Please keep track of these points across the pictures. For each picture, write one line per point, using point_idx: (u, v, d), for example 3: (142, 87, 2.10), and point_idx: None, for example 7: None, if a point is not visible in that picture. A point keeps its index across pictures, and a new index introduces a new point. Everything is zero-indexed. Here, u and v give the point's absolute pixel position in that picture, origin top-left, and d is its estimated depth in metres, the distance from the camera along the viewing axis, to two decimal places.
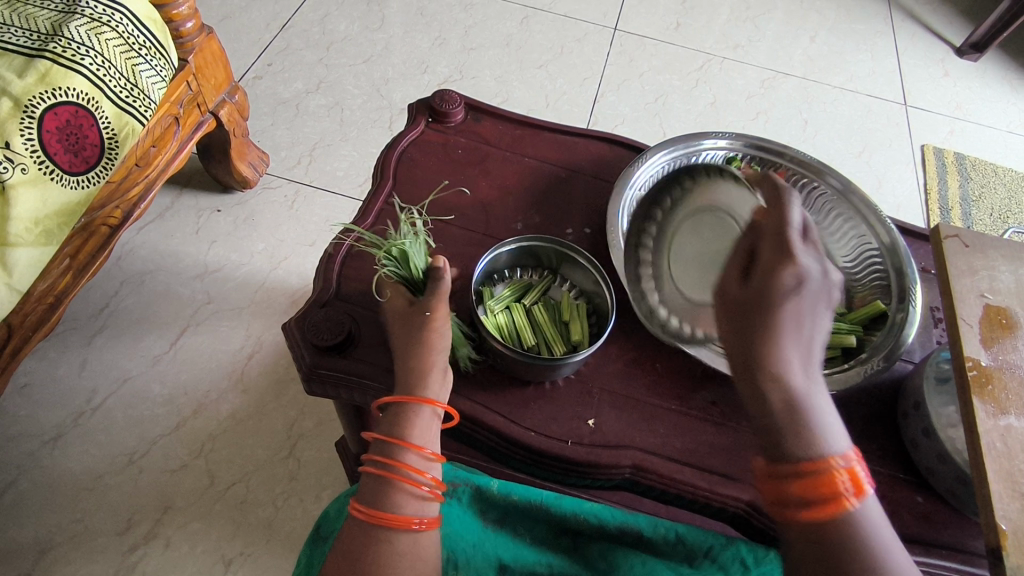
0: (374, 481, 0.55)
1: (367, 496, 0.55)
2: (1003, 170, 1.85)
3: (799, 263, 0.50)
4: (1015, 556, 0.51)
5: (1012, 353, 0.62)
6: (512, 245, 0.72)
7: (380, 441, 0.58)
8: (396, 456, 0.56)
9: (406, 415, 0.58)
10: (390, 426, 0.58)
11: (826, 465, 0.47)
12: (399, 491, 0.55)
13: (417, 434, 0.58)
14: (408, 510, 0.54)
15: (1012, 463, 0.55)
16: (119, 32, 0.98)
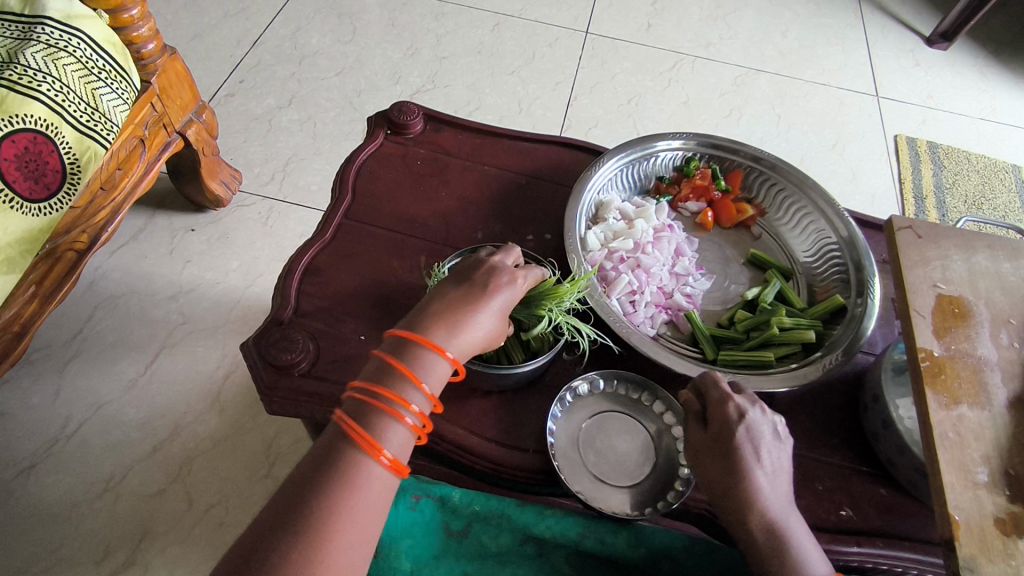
0: (365, 400, 0.53)
1: (353, 411, 0.53)
2: (975, 156, 1.86)
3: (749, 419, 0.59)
4: (967, 546, 0.51)
5: (965, 342, 0.62)
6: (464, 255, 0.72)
7: (383, 368, 0.55)
8: (394, 384, 0.54)
9: (422, 351, 0.56)
10: (399, 353, 0.56)
11: None
12: (385, 419, 0.52)
13: (423, 371, 0.55)
14: (392, 444, 0.52)
15: (965, 453, 0.55)
16: (76, 57, 0.97)
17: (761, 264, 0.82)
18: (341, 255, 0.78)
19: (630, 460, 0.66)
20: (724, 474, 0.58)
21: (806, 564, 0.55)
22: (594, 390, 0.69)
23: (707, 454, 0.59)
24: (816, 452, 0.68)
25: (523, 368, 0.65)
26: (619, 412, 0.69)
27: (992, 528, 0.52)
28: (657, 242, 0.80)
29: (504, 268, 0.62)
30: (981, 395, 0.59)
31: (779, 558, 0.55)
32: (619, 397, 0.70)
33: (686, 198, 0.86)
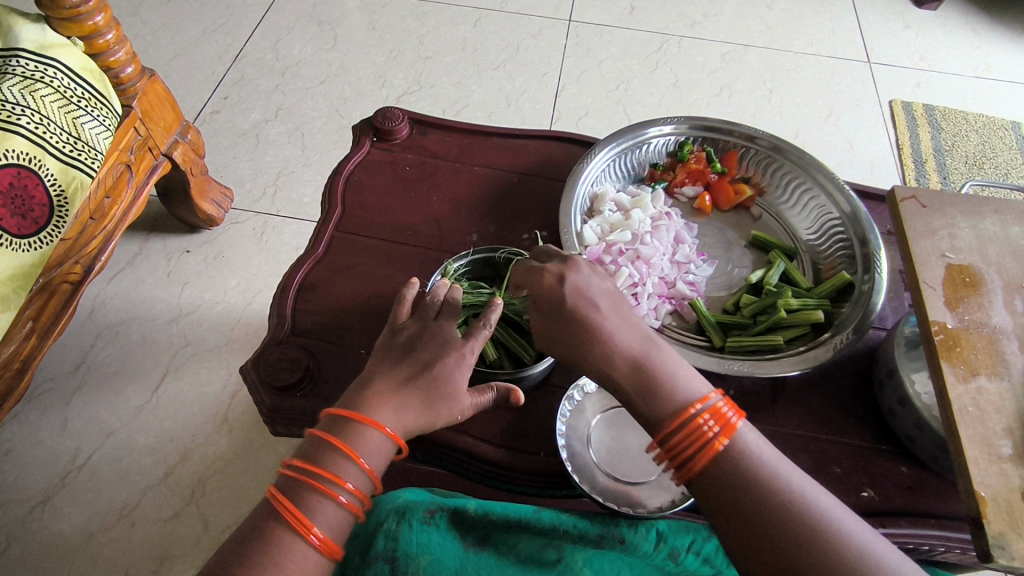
0: (299, 479, 0.52)
1: (286, 489, 0.51)
2: (973, 116, 1.83)
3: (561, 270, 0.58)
4: (997, 523, 0.49)
5: (978, 311, 0.60)
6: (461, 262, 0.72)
7: (317, 445, 0.54)
8: (328, 462, 0.52)
9: (359, 425, 0.54)
10: (335, 428, 0.54)
11: (689, 418, 0.50)
12: (319, 498, 0.51)
13: (361, 446, 0.53)
14: (321, 522, 0.50)
15: (987, 427, 0.53)
16: (54, 87, 0.96)
17: (764, 245, 0.80)
18: (335, 268, 0.76)
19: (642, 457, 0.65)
20: (567, 337, 0.55)
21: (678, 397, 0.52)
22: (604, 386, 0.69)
23: (548, 325, 0.57)
24: (833, 434, 0.66)
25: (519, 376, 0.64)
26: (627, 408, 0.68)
27: (1022, 501, 0.50)
28: (655, 231, 0.78)
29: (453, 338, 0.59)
30: (999, 364, 0.57)
31: (653, 396, 0.52)
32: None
33: (682, 183, 0.84)
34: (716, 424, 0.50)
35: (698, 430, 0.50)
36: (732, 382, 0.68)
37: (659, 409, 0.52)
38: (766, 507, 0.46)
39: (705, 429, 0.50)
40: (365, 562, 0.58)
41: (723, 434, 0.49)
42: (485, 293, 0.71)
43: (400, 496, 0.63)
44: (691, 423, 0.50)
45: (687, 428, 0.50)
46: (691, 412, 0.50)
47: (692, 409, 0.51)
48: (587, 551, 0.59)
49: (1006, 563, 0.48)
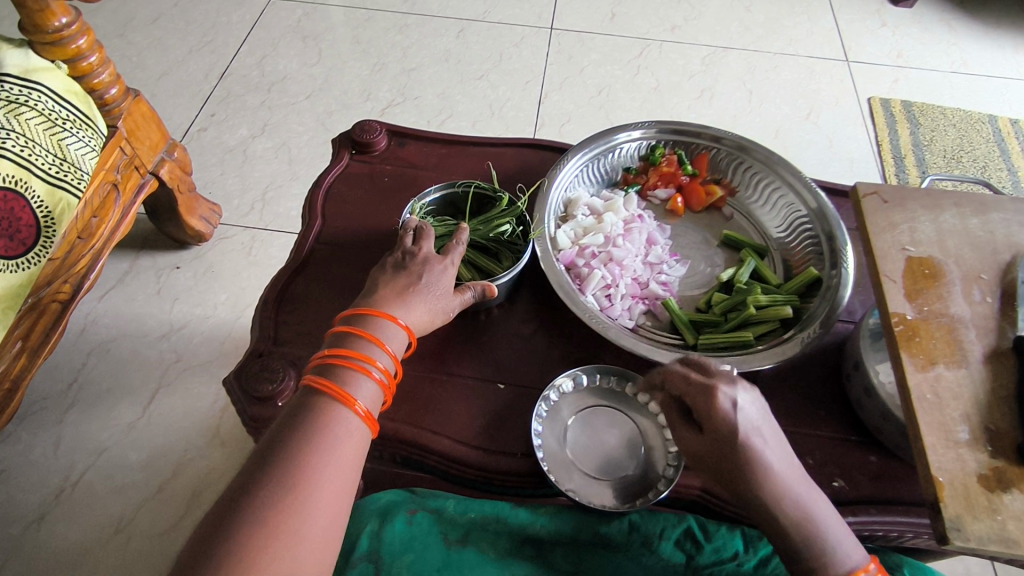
0: (332, 364, 0.58)
1: (323, 374, 0.57)
2: (950, 110, 1.86)
3: (730, 392, 0.55)
4: (953, 506, 0.51)
5: (938, 302, 0.62)
6: (428, 194, 0.78)
7: (343, 337, 0.60)
8: (357, 346, 0.59)
9: (377, 317, 0.61)
10: (355, 321, 0.61)
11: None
12: (355, 373, 0.57)
13: (383, 334, 0.61)
14: (361, 393, 0.57)
15: (945, 414, 0.55)
16: (39, 110, 0.98)
17: (735, 244, 0.82)
18: (316, 279, 0.78)
19: (620, 453, 0.67)
20: (740, 469, 0.54)
21: (841, 552, 0.53)
22: (580, 386, 0.70)
23: (714, 453, 0.56)
24: (804, 426, 0.68)
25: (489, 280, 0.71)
26: (602, 406, 0.69)
27: (977, 485, 0.52)
28: (627, 233, 0.80)
29: (434, 257, 0.67)
30: (957, 352, 0.59)
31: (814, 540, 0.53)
32: (603, 391, 0.70)
33: (654, 186, 0.86)
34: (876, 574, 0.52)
35: None
36: None
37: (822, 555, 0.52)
38: None
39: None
40: (349, 562, 0.61)
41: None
42: (451, 225, 0.78)
43: (384, 497, 0.65)
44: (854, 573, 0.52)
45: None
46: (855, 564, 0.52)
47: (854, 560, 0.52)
48: (564, 545, 0.63)
49: (962, 544, 0.50)
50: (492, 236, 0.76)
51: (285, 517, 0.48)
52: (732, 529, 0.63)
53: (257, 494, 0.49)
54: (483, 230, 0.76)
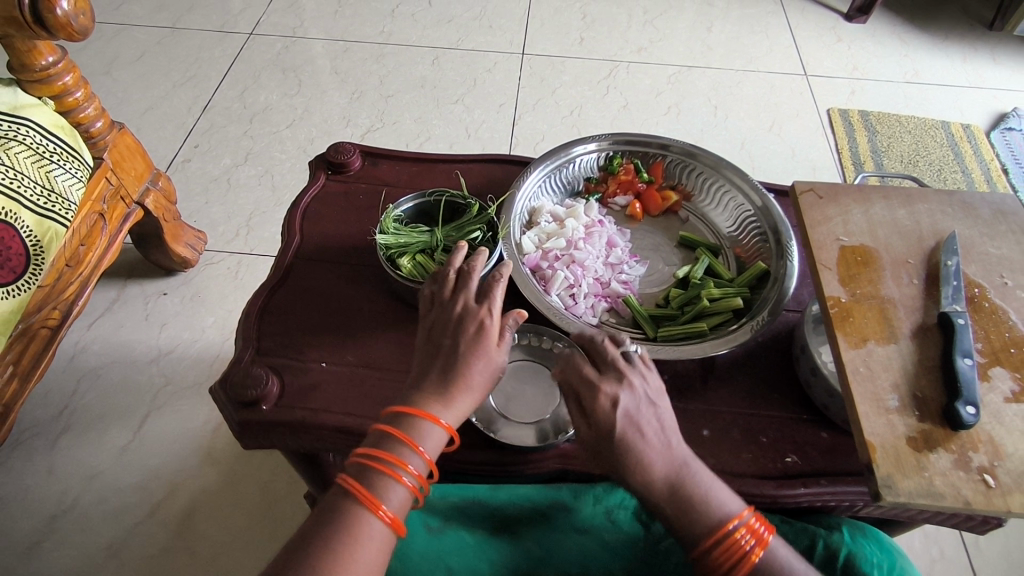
0: (368, 468, 0.58)
1: (357, 477, 0.57)
2: (905, 118, 1.95)
3: (606, 389, 0.61)
4: (885, 466, 0.55)
5: (869, 285, 0.67)
6: (402, 203, 0.84)
7: (384, 438, 0.59)
8: (395, 450, 0.58)
9: (419, 418, 0.60)
10: (397, 420, 0.60)
11: (728, 534, 0.57)
12: (387, 481, 0.57)
13: (421, 437, 0.59)
14: (391, 501, 0.57)
15: (876, 385, 0.60)
16: (27, 144, 1.02)
17: (691, 245, 0.88)
18: (295, 291, 0.82)
19: (537, 404, 0.73)
20: (616, 454, 0.59)
21: (715, 513, 0.58)
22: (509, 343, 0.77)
23: (597, 443, 0.60)
24: (760, 408, 0.73)
25: None
26: (527, 361, 0.76)
27: (906, 446, 0.56)
28: (588, 237, 0.85)
29: (473, 321, 0.64)
30: (887, 330, 0.63)
31: (689, 516, 0.58)
32: (529, 348, 0.77)
33: (614, 193, 0.92)
34: (754, 540, 0.57)
35: (735, 546, 0.56)
36: (665, 368, 0.75)
37: (698, 527, 0.58)
38: None
39: (743, 545, 0.56)
40: None
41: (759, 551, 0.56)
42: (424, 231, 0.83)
43: None
44: (728, 537, 0.57)
45: (727, 544, 0.56)
46: (729, 527, 0.57)
47: (730, 524, 0.57)
48: (538, 529, 0.68)
49: (893, 499, 0.54)
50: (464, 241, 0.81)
51: None
52: None
53: None
54: (455, 236, 0.81)
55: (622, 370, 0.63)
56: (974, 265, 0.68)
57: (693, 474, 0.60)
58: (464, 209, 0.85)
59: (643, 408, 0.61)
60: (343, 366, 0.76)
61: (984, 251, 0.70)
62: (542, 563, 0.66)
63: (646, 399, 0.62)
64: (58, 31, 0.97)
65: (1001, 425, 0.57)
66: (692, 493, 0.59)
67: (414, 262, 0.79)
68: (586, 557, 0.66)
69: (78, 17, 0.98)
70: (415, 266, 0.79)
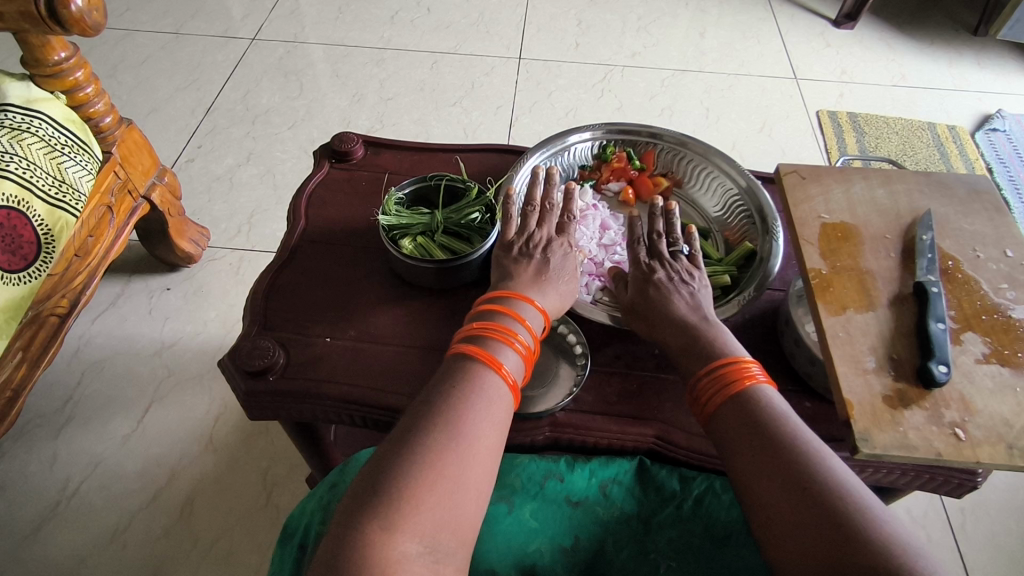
0: (482, 336, 0.63)
1: (473, 343, 0.62)
2: (892, 120, 2.00)
3: (643, 263, 0.74)
4: (862, 421, 0.58)
5: (849, 258, 0.70)
6: (403, 187, 0.87)
7: (489, 315, 0.65)
8: (504, 322, 0.64)
9: (519, 301, 0.67)
10: (499, 302, 0.67)
11: (729, 363, 0.62)
12: (503, 343, 0.63)
13: (525, 315, 0.66)
14: (508, 360, 0.62)
15: (855, 347, 0.63)
16: (40, 136, 1.06)
17: (681, 229, 0.91)
18: (299, 272, 0.85)
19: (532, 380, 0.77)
20: (652, 303, 0.70)
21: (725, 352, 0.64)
22: None
23: (638, 299, 0.72)
24: None
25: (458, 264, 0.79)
26: None
27: (882, 404, 0.59)
28: (582, 220, 0.90)
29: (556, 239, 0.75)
30: (865, 298, 0.67)
31: (701, 352, 0.65)
32: None
33: (607, 180, 0.96)
34: (752, 370, 0.61)
35: (733, 373, 0.61)
36: None
37: (707, 358, 0.64)
38: (777, 437, 0.55)
39: (742, 372, 0.61)
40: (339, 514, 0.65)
41: (755, 381, 0.60)
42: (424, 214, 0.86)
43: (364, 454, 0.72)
44: (731, 363, 0.62)
45: (727, 366, 0.62)
46: (733, 358, 0.63)
47: (739, 358, 0.63)
48: (534, 503, 0.69)
49: (869, 451, 0.57)
50: (464, 223, 0.84)
51: (443, 461, 0.53)
52: (672, 472, 0.72)
53: (409, 452, 0.53)
54: (455, 218, 0.84)
55: (665, 261, 0.74)
56: (948, 240, 0.72)
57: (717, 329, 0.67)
58: (462, 193, 0.88)
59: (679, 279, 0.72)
60: (346, 340, 0.79)
61: (958, 226, 0.73)
62: (539, 536, 0.67)
63: (682, 274, 0.73)
64: (71, 27, 1.00)
65: (972, 384, 0.61)
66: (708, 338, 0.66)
67: (415, 244, 0.84)
68: (578, 530, 0.68)
69: (91, 14, 1.01)
70: (416, 248, 0.84)
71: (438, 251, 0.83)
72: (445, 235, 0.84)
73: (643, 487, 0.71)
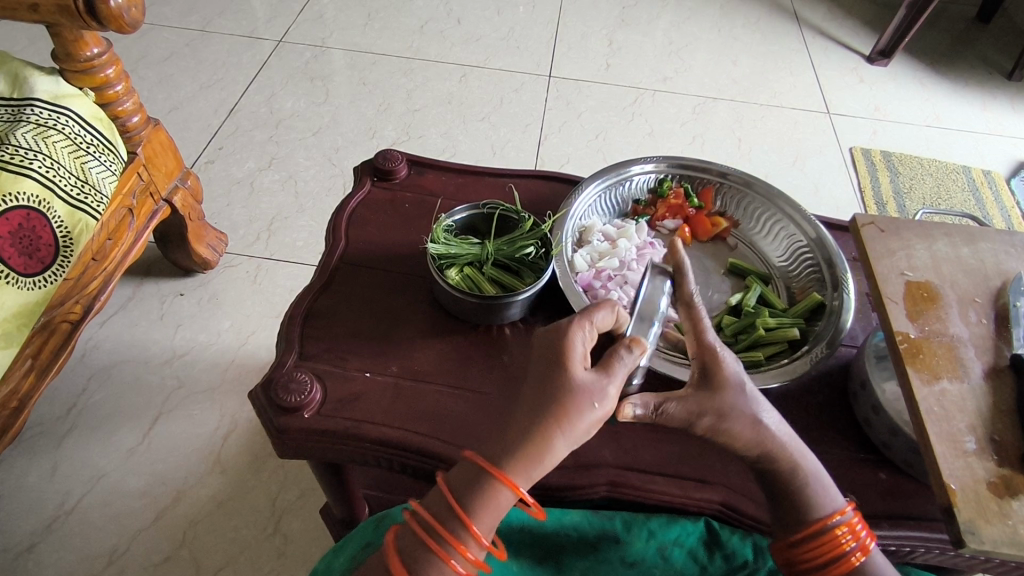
0: (421, 540, 0.51)
1: (408, 548, 0.51)
2: (927, 161, 1.96)
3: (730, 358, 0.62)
4: (966, 511, 0.53)
5: (938, 322, 0.66)
6: (456, 212, 0.82)
7: (442, 504, 0.52)
8: (450, 527, 0.51)
9: (487, 487, 0.51)
10: (462, 488, 0.51)
11: (831, 528, 0.58)
12: (434, 563, 0.50)
13: (483, 514, 0.51)
14: None
15: (953, 425, 0.58)
16: (66, 134, 1.01)
17: (740, 272, 0.87)
18: (338, 296, 0.80)
19: None
20: (754, 424, 0.60)
21: (824, 501, 0.60)
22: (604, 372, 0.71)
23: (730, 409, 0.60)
24: (816, 444, 0.71)
25: (510, 301, 0.74)
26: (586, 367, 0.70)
27: (987, 491, 0.55)
28: (641, 258, 0.84)
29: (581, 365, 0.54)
30: (959, 369, 0.62)
31: (795, 506, 0.60)
32: None
33: (663, 217, 0.90)
34: (854, 539, 0.58)
35: (835, 541, 0.58)
36: None
37: (794, 516, 0.60)
38: None
39: (843, 544, 0.58)
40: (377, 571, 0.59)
41: (860, 551, 0.58)
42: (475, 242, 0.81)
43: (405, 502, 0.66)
44: (829, 534, 0.58)
45: (826, 538, 0.58)
46: (833, 522, 0.59)
47: (833, 519, 0.59)
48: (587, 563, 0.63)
49: (977, 547, 0.52)
50: (516, 256, 0.79)
51: None
52: (745, 537, 0.65)
53: None
54: (506, 250, 0.79)
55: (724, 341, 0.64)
56: None
57: (802, 460, 0.61)
58: (516, 223, 0.83)
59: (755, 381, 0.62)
60: (387, 376, 0.74)
61: None
62: None
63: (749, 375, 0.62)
64: (109, 23, 0.95)
65: None
66: (807, 477, 0.60)
67: (462, 274, 0.78)
68: None
69: (130, 10, 0.96)
70: (463, 279, 0.78)
71: (487, 284, 0.78)
72: (495, 267, 0.79)
73: (710, 552, 0.64)
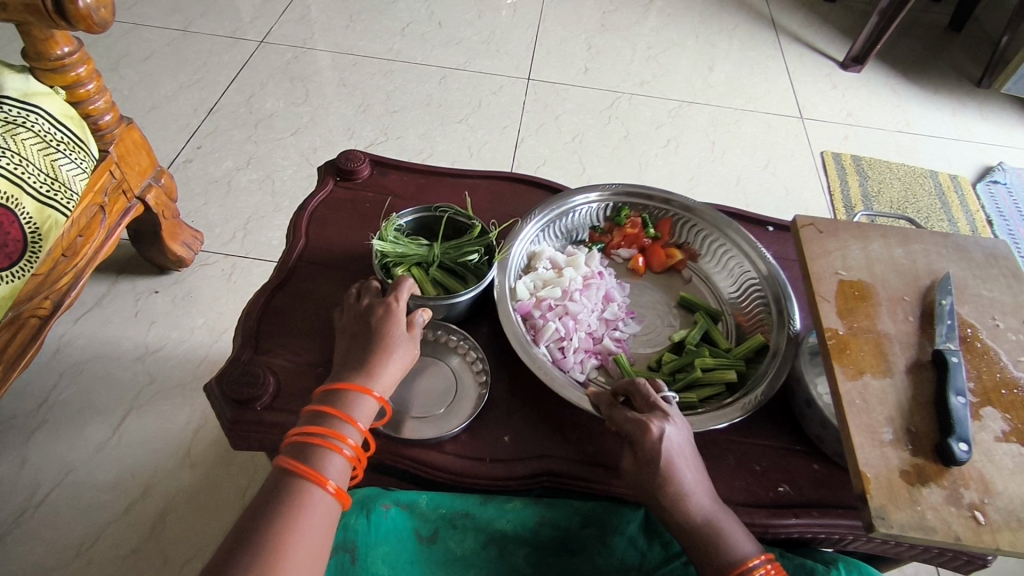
0: (305, 441, 0.60)
1: (295, 453, 0.59)
2: (895, 165, 2.01)
3: (655, 426, 0.63)
4: (878, 497, 0.56)
5: (867, 320, 0.68)
6: (405, 215, 0.84)
7: (315, 415, 0.62)
8: (329, 423, 0.61)
9: (350, 393, 0.63)
10: (331, 398, 0.63)
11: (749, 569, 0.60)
12: (324, 452, 0.59)
13: (352, 407, 0.62)
14: (328, 471, 0.59)
15: (872, 417, 0.61)
16: (35, 131, 1.02)
17: (691, 307, 0.89)
18: (296, 293, 0.82)
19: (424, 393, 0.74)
20: (661, 493, 0.62)
21: (740, 546, 0.61)
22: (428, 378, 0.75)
23: (638, 473, 0.64)
24: (753, 436, 0.73)
25: (450, 301, 0.75)
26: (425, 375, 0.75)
27: (900, 479, 0.57)
28: (585, 289, 0.86)
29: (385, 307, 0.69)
30: (882, 364, 0.65)
31: (716, 554, 0.61)
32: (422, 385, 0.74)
33: (618, 246, 0.94)
34: None
35: None
36: None
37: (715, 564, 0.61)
38: None
39: None
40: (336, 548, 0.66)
41: None
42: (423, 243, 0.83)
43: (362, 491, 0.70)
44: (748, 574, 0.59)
45: None
46: (751, 563, 0.60)
47: (752, 561, 0.60)
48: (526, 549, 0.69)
49: (886, 531, 0.55)
50: (460, 261, 0.82)
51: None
52: None
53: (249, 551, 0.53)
54: (452, 254, 0.82)
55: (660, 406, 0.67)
56: (967, 306, 0.70)
57: (719, 516, 0.63)
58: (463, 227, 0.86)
59: (690, 442, 0.66)
60: None
61: (976, 292, 0.72)
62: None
63: (688, 439, 0.65)
64: (77, 22, 0.97)
65: (991, 463, 0.59)
66: (723, 530, 0.62)
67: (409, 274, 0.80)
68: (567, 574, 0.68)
69: (99, 10, 0.98)
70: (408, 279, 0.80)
71: (427, 284, 0.80)
72: (438, 270, 0.82)
73: (649, 540, 0.69)
